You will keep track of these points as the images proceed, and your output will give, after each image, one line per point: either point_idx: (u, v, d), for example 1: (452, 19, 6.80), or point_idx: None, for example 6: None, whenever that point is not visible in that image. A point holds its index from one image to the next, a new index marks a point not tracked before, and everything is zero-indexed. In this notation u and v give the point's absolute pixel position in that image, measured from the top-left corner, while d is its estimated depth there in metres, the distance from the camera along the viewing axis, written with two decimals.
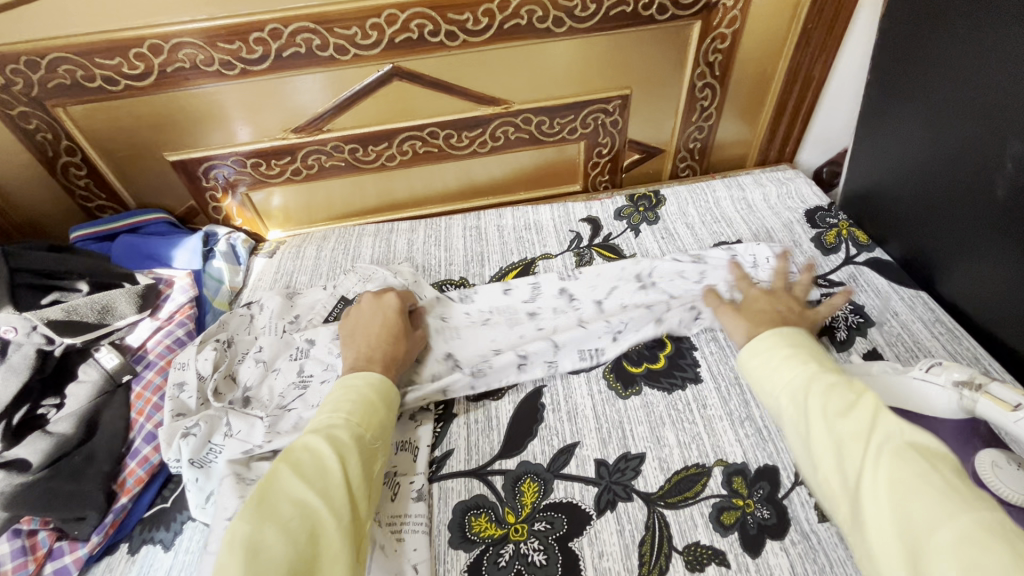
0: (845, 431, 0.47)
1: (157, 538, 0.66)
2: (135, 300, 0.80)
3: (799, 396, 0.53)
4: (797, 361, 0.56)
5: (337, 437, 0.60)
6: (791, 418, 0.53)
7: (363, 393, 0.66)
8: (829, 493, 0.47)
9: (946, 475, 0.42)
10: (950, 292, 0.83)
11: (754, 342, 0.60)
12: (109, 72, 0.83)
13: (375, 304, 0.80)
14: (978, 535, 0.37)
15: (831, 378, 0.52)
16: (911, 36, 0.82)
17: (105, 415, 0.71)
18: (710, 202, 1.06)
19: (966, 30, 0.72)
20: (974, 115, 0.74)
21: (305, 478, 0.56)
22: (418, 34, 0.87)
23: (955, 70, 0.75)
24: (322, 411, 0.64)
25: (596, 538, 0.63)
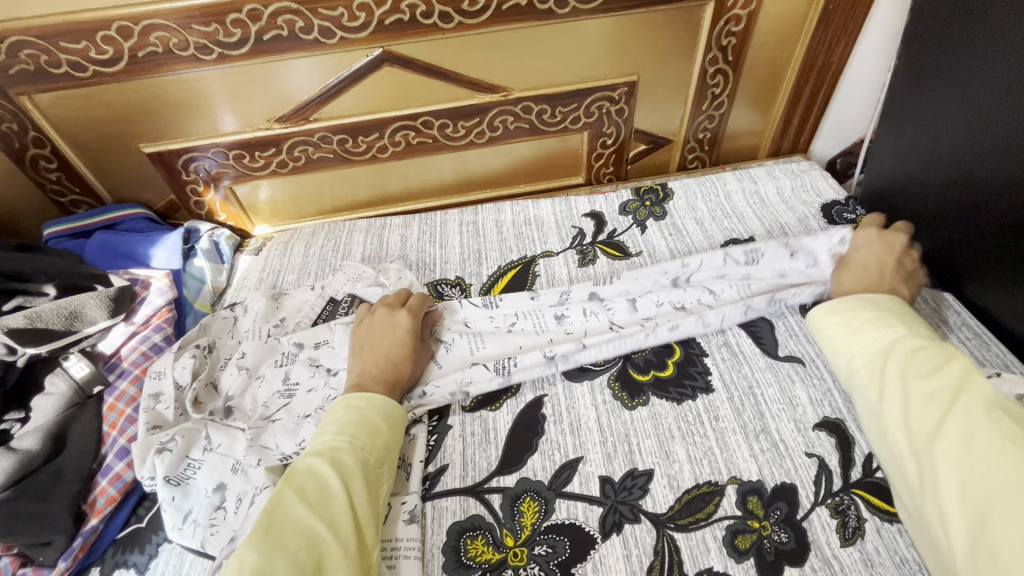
0: (930, 388, 0.53)
1: (130, 562, 0.62)
2: (106, 305, 0.74)
3: (879, 350, 0.59)
4: (882, 324, 0.61)
5: (343, 462, 0.59)
6: (868, 374, 0.59)
7: (365, 415, 0.64)
8: (905, 445, 0.53)
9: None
10: (978, 294, 0.78)
11: (836, 303, 0.66)
12: (75, 57, 0.77)
13: (384, 322, 0.74)
14: None
15: (919, 342, 0.58)
16: (947, 16, 0.75)
17: (74, 430, 0.67)
18: (721, 196, 1.00)
19: (1011, 7, 0.66)
20: (1016, 99, 0.67)
21: (311, 505, 0.55)
22: (409, 15, 0.80)
23: (993, 54, 0.69)
24: (325, 431, 0.62)
25: (601, 564, 0.58)
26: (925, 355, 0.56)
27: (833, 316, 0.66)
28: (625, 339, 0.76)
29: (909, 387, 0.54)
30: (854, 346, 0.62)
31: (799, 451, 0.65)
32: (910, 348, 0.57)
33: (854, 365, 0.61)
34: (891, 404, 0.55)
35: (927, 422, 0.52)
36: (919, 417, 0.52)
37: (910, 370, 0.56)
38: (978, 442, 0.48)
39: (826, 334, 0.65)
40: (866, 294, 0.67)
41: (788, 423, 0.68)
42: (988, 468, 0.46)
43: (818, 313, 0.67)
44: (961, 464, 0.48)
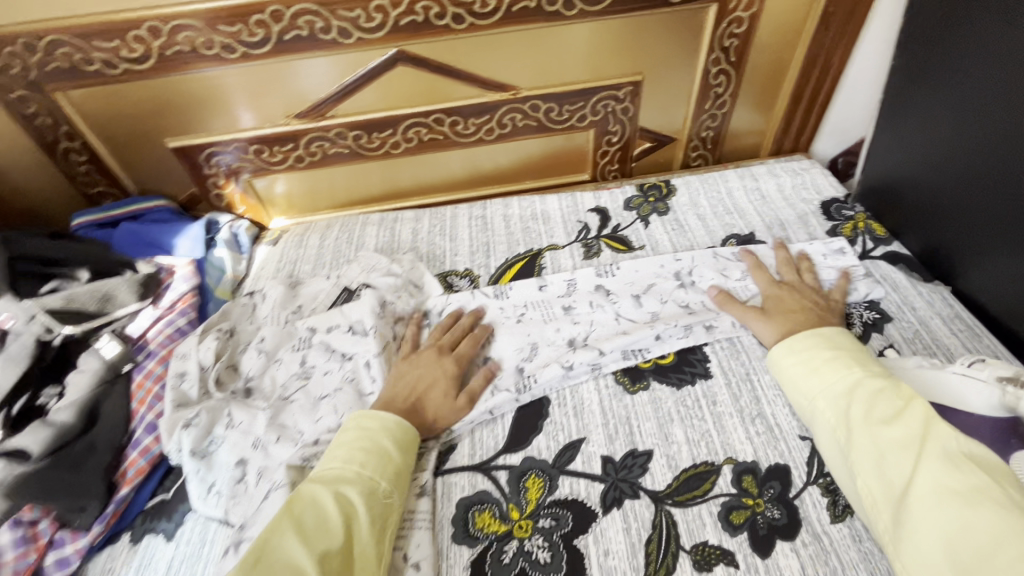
0: (893, 435, 0.54)
1: (159, 529, 0.66)
2: (136, 289, 0.79)
3: (843, 396, 0.60)
4: (840, 365, 0.63)
5: (346, 494, 0.59)
6: (833, 418, 0.60)
7: (375, 441, 0.65)
8: (876, 496, 0.53)
9: (1009, 492, 0.47)
10: (971, 287, 0.80)
11: (794, 341, 0.68)
12: (108, 55, 0.81)
13: (432, 361, 0.75)
14: None
15: (877, 385, 0.59)
16: (939, 19, 0.78)
17: (106, 405, 0.70)
18: (723, 193, 1.03)
19: (1000, 10, 0.68)
20: (1007, 98, 0.69)
21: (306, 536, 0.55)
22: (423, 16, 0.84)
23: (984, 55, 0.72)
24: (334, 457, 0.63)
25: (602, 536, 0.62)
26: (883, 398, 0.58)
27: (792, 358, 0.68)
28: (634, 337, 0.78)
29: (871, 433, 0.56)
30: (817, 391, 0.63)
31: (794, 434, 0.68)
32: (869, 391, 0.59)
33: (819, 411, 0.62)
34: (856, 453, 0.56)
35: (894, 471, 0.52)
36: (886, 466, 0.53)
37: (872, 415, 0.57)
38: (950, 494, 0.48)
39: (788, 377, 0.67)
40: (816, 328, 0.70)
41: (783, 409, 0.71)
42: (960, 515, 0.46)
43: (778, 352, 0.69)
44: (935, 516, 0.48)
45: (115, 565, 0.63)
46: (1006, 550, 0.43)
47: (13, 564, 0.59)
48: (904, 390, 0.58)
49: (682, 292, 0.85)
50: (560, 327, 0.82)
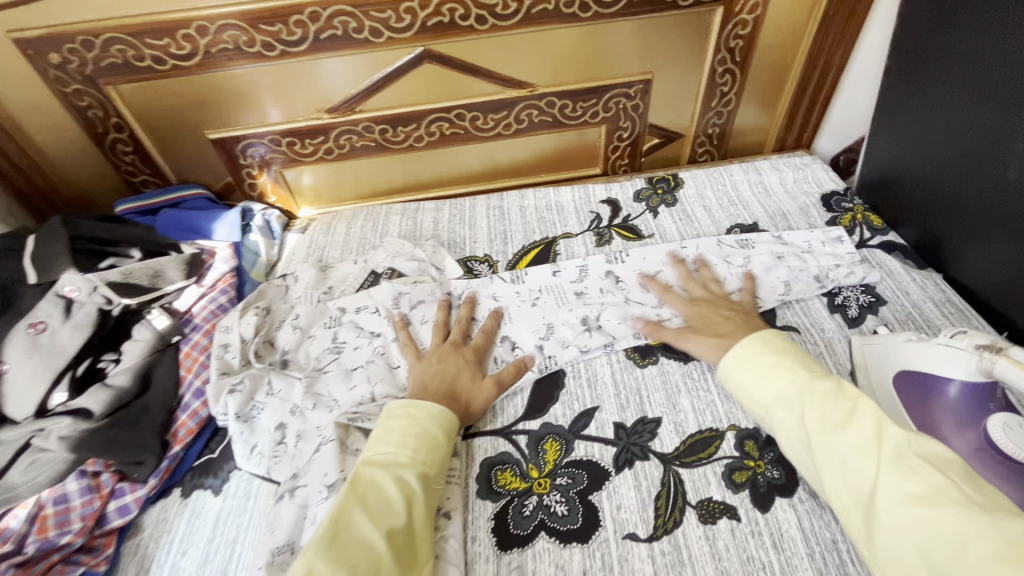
0: (850, 440, 0.54)
1: (207, 485, 0.72)
2: (182, 267, 0.85)
3: (798, 405, 0.61)
4: (784, 371, 0.64)
5: (404, 477, 0.60)
6: (794, 426, 0.61)
7: (426, 429, 0.66)
8: (846, 502, 0.53)
9: (961, 487, 0.47)
10: (960, 273, 0.85)
11: (740, 351, 0.69)
12: (158, 52, 0.88)
13: (449, 353, 0.78)
14: (1009, 551, 0.41)
15: (826, 388, 0.60)
16: (928, 23, 0.83)
17: (157, 371, 0.77)
18: (728, 185, 1.09)
19: (981, 15, 0.74)
20: (987, 97, 0.75)
21: (373, 516, 0.56)
22: (449, 17, 0.90)
23: (969, 56, 0.76)
24: (388, 442, 0.64)
25: (614, 492, 0.67)
26: (833, 402, 0.58)
27: (741, 367, 0.68)
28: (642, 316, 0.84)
29: (828, 441, 0.56)
30: (773, 400, 0.63)
31: None
32: (820, 396, 0.59)
33: (778, 418, 0.63)
34: (819, 460, 0.56)
35: (858, 478, 0.52)
36: (849, 473, 0.53)
37: (826, 421, 0.57)
38: (908, 499, 0.48)
39: (742, 386, 0.67)
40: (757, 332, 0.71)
41: None
42: (923, 519, 0.46)
43: (727, 364, 0.70)
44: (899, 522, 0.48)
45: (168, 515, 0.69)
46: (970, 551, 0.43)
47: (80, 510, 0.64)
48: (848, 391, 0.58)
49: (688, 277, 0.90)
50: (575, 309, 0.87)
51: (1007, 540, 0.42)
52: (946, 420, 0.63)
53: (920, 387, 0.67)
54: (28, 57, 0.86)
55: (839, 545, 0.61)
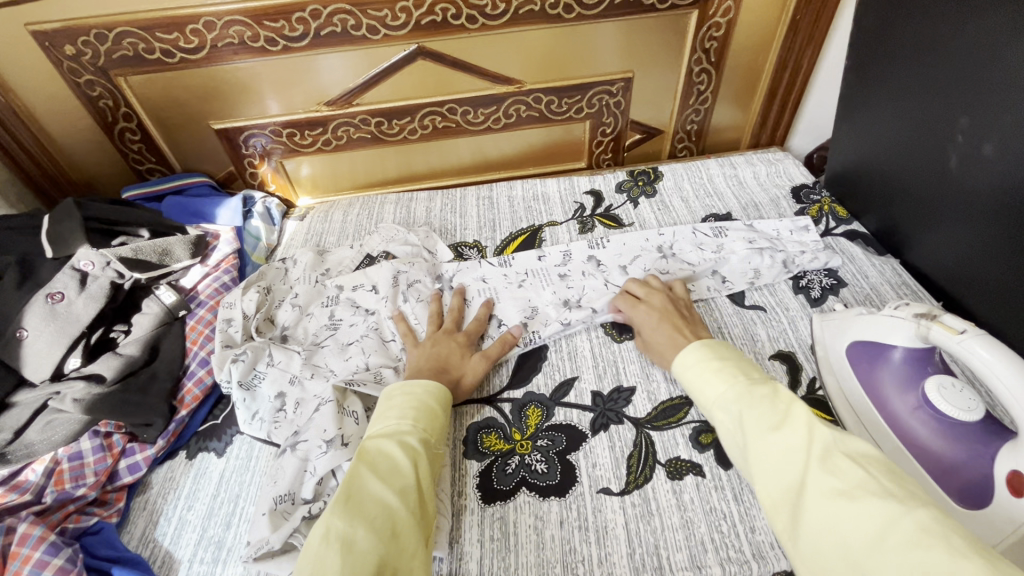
0: (782, 438, 0.53)
1: (211, 447, 0.77)
2: (189, 248, 0.91)
3: (735, 406, 0.60)
4: (725, 376, 0.64)
5: (407, 442, 0.64)
6: (730, 426, 0.60)
7: (423, 400, 0.70)
8: (774, 498, 0.52)
9: (880, 480, 0.47)
10: (914, 256, 0.92)
11: (686, 356, 0.69)
12: (167, 45, 0.93)
13: (444, 338, 0.82)
14: (919, 537, 0.42)
15: (764, 391, 0.59)
16: (874, 27, 0.90)
17: (165, 342, 0.82)
18: (704, 178, 1.16)
19: (918, 19, 0.80)
20: (928, 94, 0.81)
21: (384, 479, 0.59)
22: (441, 16, 0.96)
23: (910, 57, 0.83)
24: (389, 416, 0.67)
25: (590, 452, 0.73)
26: (768, 404, 0.58)
27: (690, 370, 0.68)
28: None
29: (760, 440, 0.55)
30: (714, 402, 0.63)
31: None
32: (755, 399, 0.59)
33: (718, 418, 0.62)
34: (750, 457, 0.55)
35: (788, 471, 0.52)
36: (779, 467, 0.52)
37: (759, 423, 0.56)
38: (833, 493, 0.47)
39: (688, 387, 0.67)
40: (706, 340, 0.71)
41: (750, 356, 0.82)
42: (843, 511, 0.46)
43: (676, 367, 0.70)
44: (824, 513, 0.47)
45: (174, 475, 0.74)
46: (891, 539, 0.43)
47: (94, 466, 0.69)
48: (784, 395, 0.58)
49: (665, 262, 0.96)
50: (557, 291, 0.93)
51: (919, 528, 0.43)
52: (890, 384, 0.70)
53: (870, 357, 0.72)
54: (44, 48, 0.91)
55: None
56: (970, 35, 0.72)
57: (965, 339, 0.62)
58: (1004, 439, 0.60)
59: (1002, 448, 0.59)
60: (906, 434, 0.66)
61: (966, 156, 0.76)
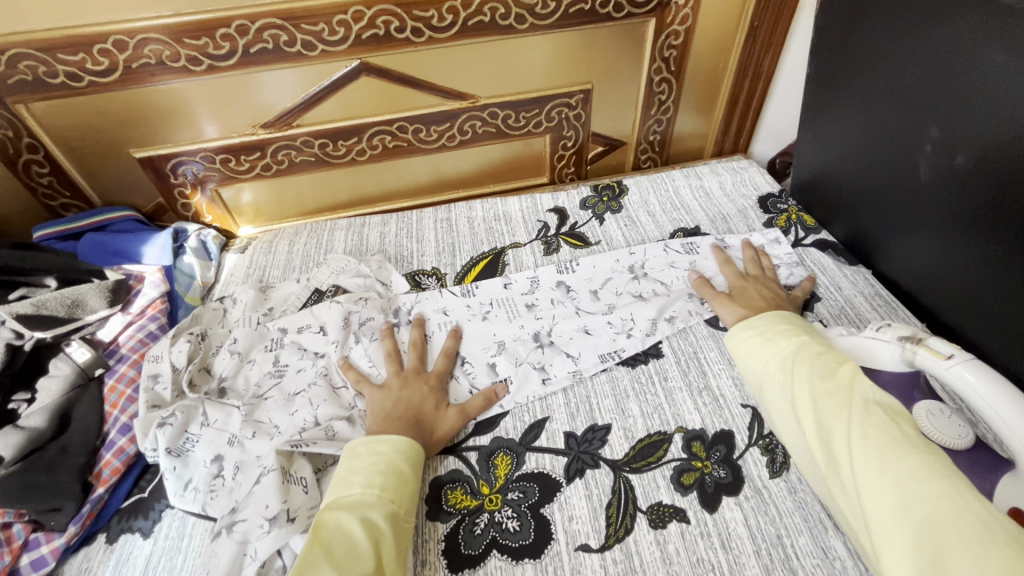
0: (826, 382, 0.59)
1: (136, 527, 0.67)
2: (105, 295, 0.81)
3: (788, 358, 0.65)
4: (789, 335, 0.68)
5: (371, 518, 0.58)
6: (777, 372, 0.65)
7: (392, 462, 0.64)
8: (806, 433, 0.58)
9: (903, 429, 0.53)
10: (888, 268, 0.89)
11: (755, 320, 0.73)
12: (72, 68, 0.83)
13: (405, 381, 0.75)
14: (926, 473, 0.48)
15: (818, 349, 0.65)
16: (835, 35, 0.87)
17: (78, 410, 0.72)
18: (670, 191, 1.12)
19: (884, 26, 0.77)
20: (894, 103, 0.79)
21: (338, 567, 0.53)
22: (384, 30, 0.89)
23: (875, 65, 0.80)
24: (353, 483, 0.61)
25: (566, 504, 0.67)
26: (824, 358, 0.63)
27: (748, 331, 0.72)
28: (602, 341, 0.83)
29: (808, 382, 0.60)
30: (767, 355, 0.67)
31: (736, 403, 0.75)
32: (811, 353, 0.64)
33: (766, 368, 0.67)
34: (794, 394, 0.61)
35: (825, 411, 0.57)
36: (816, 405, 0.58)
37: (812, 369, 0.62)
38: (862, 431, 0.53)
39: (743, 347, 0.71)
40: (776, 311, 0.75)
41: (727, 380, 0.78)
42: (865, 445, 0.52)
43: (738, 329, 0.74)
44: (849, 445, 0.53)
45: (92, 564, 0.64)
46: (894, 469, 0.50)
47: None
48: (832, 353, 0.64)
49: (635, 284, 0.91)
50: (525, 323, 0.87)
51: (925, 466, 0.49)
52: None
53: None
54: None
55: (785, 540, 0.62)
56: (939, 42, 0.69)
57: (954, 365, 0.59)
58: (997, 469, 0.57)
59: (1000, 481, 0.56)
60: None
61: (937, 168, 0.74)
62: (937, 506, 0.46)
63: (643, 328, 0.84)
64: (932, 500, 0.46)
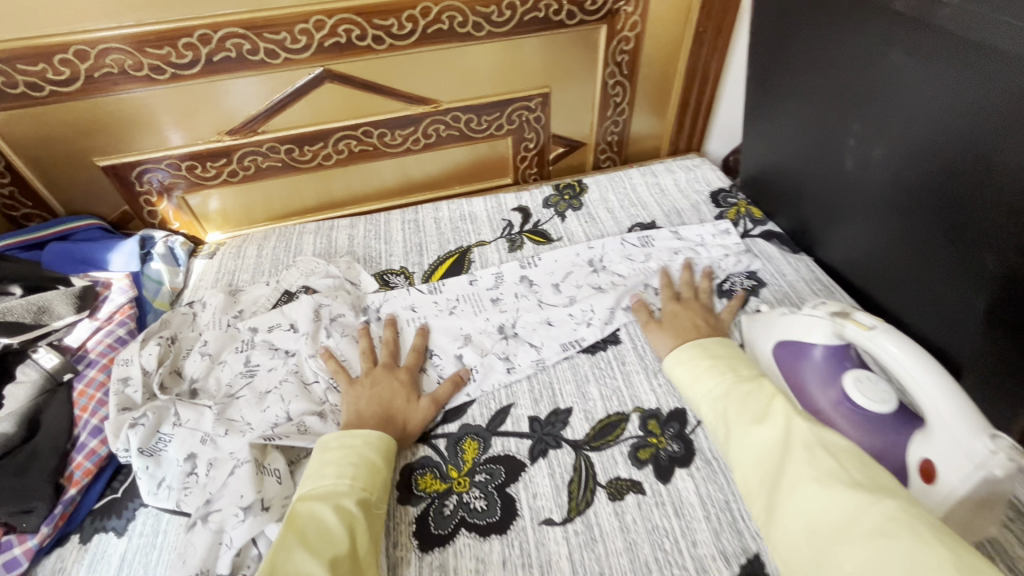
0: (761, 431, 0.56)
1: (109, 526, 0.68)
2: (72, 301, 0.83)
3: (722, 405, 0.63)
4: (716, 373, 0.68)
5: (343, 505, 0.60)
6: (717, 422, 0.63)
7: (363, 454, 0.66)
8: (754, 494, 0.53)
9: (851, 473, 0.48)
10: (825, 253, 0.97)
11: (680, 353, 0.74)
12: (33, 78, 0.84)
13: (373, 375, 0.78)
14: (886, 525, 0.42)
15: (748, 388, 0.63)
16: (767, 40, 0.94)
17: (47, 414, 0.73)
18: (628, 188, 1.17)
19: (806, 31, 0.84)
20: (820, 101, 0.86)
21: (313, 549, 0.55)
22: (346, 38, 0.92)
23: (801, 66, 0.87)
24: (325, 474, 0.64)
25: (530, 483, 0.70)
26: (755, 399, 0.60)
27: (681, 370, 0.72)
28: (564, 331, 0.88)
29: (744, 433, 0.57)
30: (703, 401, 0.66)
31: None
32: (742, 394, 0.62)
33: (705, 416, 0.65)
34: (734, 450, 0.57)
35: (766, 462, 0.53)
36: (757, 457, 0.54)
37: (744, 416, 0.59)
38: (806, 481, 0.49)
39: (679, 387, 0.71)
40: (695, 344, 0.75)
41: None
42: (815, 497, 0.47)
43: (669, 364, 0.75)
44: (800, 501, 0.48)
45: (65, 564, 0.65)
46: (855, 528, 0.44)
47: None
48: (767, 391, 0.61)
49: (595, 276, 0.96)
50: (490, 316, 0.90)
51: (887, 516, 0.43)
52: (812, 381, 0.72)
53: (793, 354, 0.75)
54: None
55: (732, 504, 0.67)
56: (851, 44, 0.76)
57: (875, 335, 0.65)
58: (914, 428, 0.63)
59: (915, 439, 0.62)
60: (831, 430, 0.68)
61: (860, 159, 0.81)
62: (910, 560, 0.40)
63: (602, 317, 0.89)
64: (900, 561, 0.40)
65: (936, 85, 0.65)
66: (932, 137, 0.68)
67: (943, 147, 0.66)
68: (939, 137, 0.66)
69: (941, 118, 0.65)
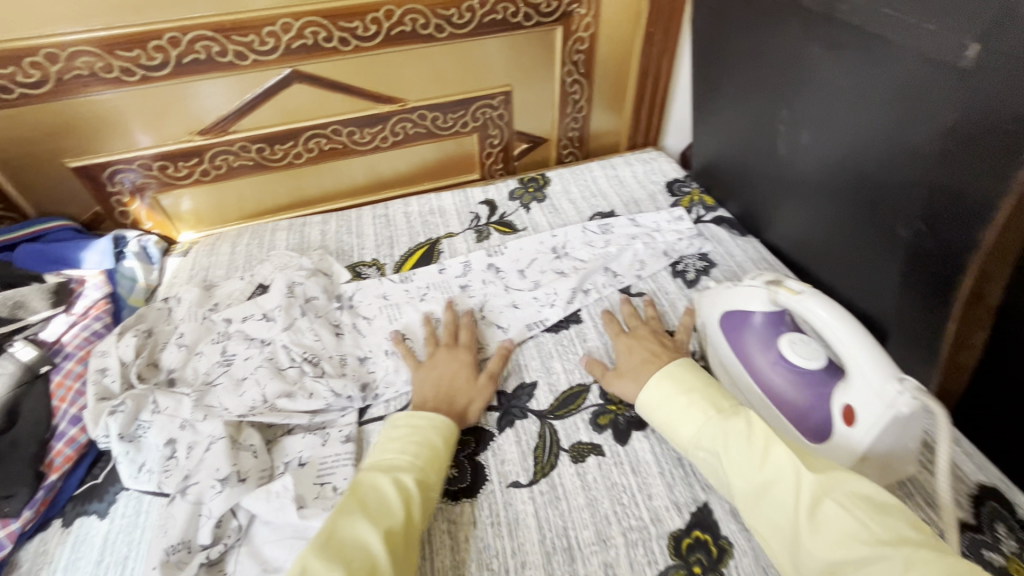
0: (767, 486, 0.55)
1: (91, 510, 0.70)
2: (47, 296, 0.86)
3: (717, 448, 0.62)
4: (697, 412, 0.67)
5: (403, 480, 0.63)
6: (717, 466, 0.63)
7: (427, 436, 0.69)
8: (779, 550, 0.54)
9: (872, 528, 0.48)
10: (769, 233, 1.04)
11: (652, 392, 0.72)
12: (3, 80, 0.86)
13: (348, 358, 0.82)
14: None
15: (736, 428, 0.62)
16: (706, 38, 1.02)
17: (25, 404, 0.75)
18: (589, 181, 1.24)
19: (738, 29, 0.92)
20: (753, 92, 0.94)
21: (373, 517, 0.58)
22: (312, 40, 0.96)
23: (735, 62, 0.95)
24: (389, 450, 0.67)
25: (498, 450, 0.75)
26: (746, 443, 0.60)
27: (660, 410, 0.71)
28: (530, 313, 0.93)
29: (751, 486, 0.57)
30: (695, 442, 0.66)
31: None
32: (732, 438, 0.61)
33: (701, 459, 0.65)
34: (745, 502, 0.58)
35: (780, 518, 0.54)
36: (771, 511, 0.55)
37: (744, 466, 0.58)
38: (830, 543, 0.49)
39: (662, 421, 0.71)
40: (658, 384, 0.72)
41: None
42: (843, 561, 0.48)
43: (643, 402, 0.73)
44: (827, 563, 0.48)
45: (48, 547, 0.67)
46: None
47: None
48: (758, 429, 0.61)
49: (558, 262, 1.02)
50: (459, 301, 0.95)
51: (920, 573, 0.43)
52: (754, 346, 0.78)
53: (735, 322, 0.82)
54: None
55: (683, 460, 0.73)
56: (776, 40, 0.84)
57: (801, 299, 0.72)
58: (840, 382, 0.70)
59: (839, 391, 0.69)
60: (771, 389, 0.75)
61: (790, 144, 0.89)
62: None
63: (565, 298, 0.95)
64: None
65: (846, 73, 0.73)
66: (845, 120, 0.76)
67: (854, 128, 0.74)
68: (851, 120, 0.74)
69: (852, 102, 0.73)
